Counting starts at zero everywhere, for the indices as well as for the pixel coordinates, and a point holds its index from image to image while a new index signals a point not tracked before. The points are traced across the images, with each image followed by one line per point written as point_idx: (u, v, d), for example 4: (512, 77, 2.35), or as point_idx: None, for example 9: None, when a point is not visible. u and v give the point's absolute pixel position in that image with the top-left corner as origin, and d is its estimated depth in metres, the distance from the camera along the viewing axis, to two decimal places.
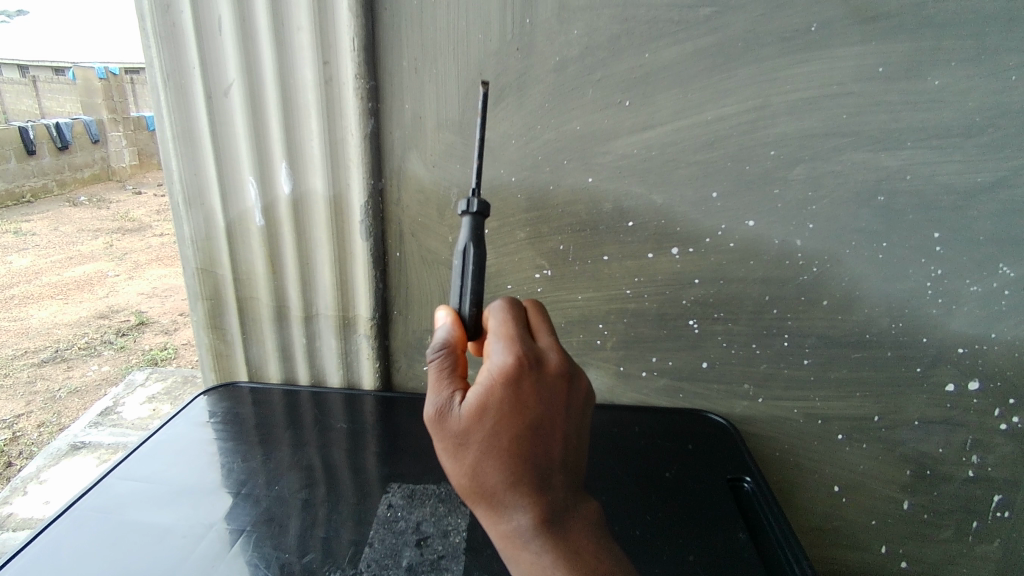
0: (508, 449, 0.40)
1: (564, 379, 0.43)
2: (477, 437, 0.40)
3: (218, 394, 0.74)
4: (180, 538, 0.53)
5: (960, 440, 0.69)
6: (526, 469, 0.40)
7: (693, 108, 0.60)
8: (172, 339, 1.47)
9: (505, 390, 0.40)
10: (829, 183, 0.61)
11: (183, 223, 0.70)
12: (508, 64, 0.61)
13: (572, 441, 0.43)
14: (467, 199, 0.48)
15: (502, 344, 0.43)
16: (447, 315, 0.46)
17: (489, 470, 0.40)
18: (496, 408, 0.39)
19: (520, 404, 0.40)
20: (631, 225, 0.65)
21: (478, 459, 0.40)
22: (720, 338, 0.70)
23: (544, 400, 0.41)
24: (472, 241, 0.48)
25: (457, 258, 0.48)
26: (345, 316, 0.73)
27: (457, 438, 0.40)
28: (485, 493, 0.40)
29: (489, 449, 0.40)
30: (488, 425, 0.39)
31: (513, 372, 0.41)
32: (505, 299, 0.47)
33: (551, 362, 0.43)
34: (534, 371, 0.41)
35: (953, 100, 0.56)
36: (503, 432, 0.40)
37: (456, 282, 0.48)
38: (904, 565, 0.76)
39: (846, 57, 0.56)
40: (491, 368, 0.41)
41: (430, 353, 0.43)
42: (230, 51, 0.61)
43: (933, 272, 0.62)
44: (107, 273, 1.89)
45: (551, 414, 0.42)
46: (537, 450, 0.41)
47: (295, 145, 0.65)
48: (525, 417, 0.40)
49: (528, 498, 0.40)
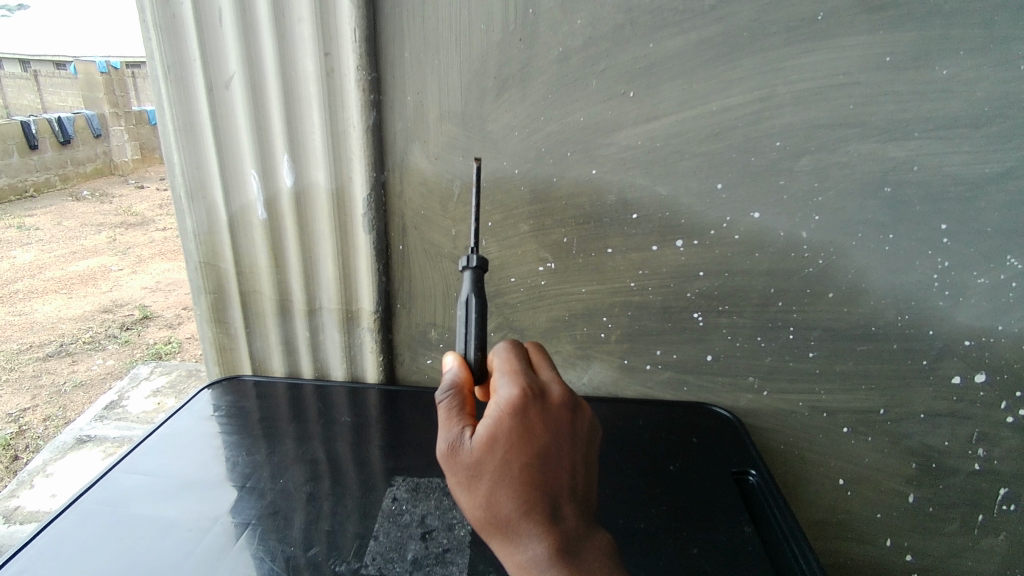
0: (520, 479, 0.40)
1: (568, 409, 0.44)
2: (489, 467, 0.39)
3: (222, 387, 0.74)
4: (185, 532, 0.53)
5: (966, 432, 0.68)
6: (538, 496, 0.40)
7: (698, 98, 0.59)
8: (176, 333, 1.49)
9: (513, 420, 0.41)
10: (835, 175, 0.60)
11: (185, 216, 0.69)
12: (511, 55, 0.60)
13: (580, 471, 0.43)
14: (467, 256, 0.52)
15: (507, 378, 0.44)
16: (455, 359, 0.47)
17: (503, 500, 0.39)
18: (505, 438, 0.40)
19: (528, 434, 0.41)
20: (635, 217, 0.65)
21: (491, 489, 0.40)
22: (725, 331, 0.69)
23: (551, 429, 0.42)
24: (475, 292, 0.50)
25: (460, 308, 0.50)
26: (349, 309, 0.73)
27: (470, 469, 0.40)
28: (499, 523, 0.40)
29: (501, 477, 0.40)
30: (499, 455, 0.40)
31: (520, 403, 0.41)
32: (508, 340, 0.48)
33: (555, 393, 0.44)
34: (540, 402, 0.42)
35: (961, 90, 0.56)
36: (514, 460, 0.40)
37: (461, 329, 0.49)
38: (909, 557, 0.75)
39: (853, 47, 0.55)
40: (498, 401, 0.42)
41: (438, 394, 0.43)
42: (231, 42, 0.61)
43: (940, 264, 0.62)
44: (111, 267, 1.90)
45: (559, 443, 0.42)
46: (548, 479, 0.41)
47: (297, 138, 0.65)
48: (534, 446, 0.41)
49: (542, 527, 0.40)
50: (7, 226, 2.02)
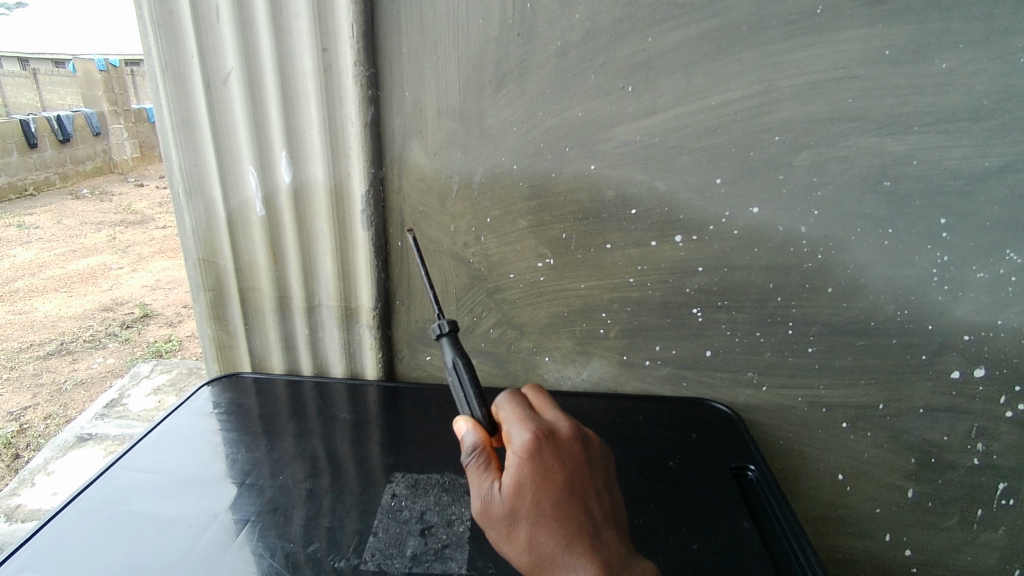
0: (554, 516, 0.42)
1: (578, 442, 0.47)
2: (524, 512, 0.42)
3: (222, 384, 0.74)
4: (186, 529, 0.53)
5: (966, 427, 0.68)
6: (574, 529, 0.43)
7: (697, 93, 0.59)
8: (175, 332, 1.52)
9: (534, 462, 0.44)
10: (834, 169, 0.60)
11: (184, 213, 0.69)
12: (509, 50, 0.60)
13: (602, 498, 0.47)
14: (438, 324, 0.55)
15: (516, 423, 0.46)
16: (466, 420, 0.48)
17: (544, 539, 0.42)
18: (531, 481, 0.42)
19: (550, 472, 0.44)
20: (634, 213, 0.65)
21: (530, 532, 0.42)
22: (725, 326, 0.69)
23: (568, 463, 0.45)
24: (458, 353, 0.53)
25: (451, 373, 0.52)
26: (347, 306, 0.73)
27: (508, 517, 0.42)
28: (545, 563, 0.42)
29: (537, 518, 0.42)
30: (530, 497, 0.42)
31: (536, 446, 0.44)
32: (508, 391, 0.51)
33: (562, 428, 0.47)
34: (552, 440, 0.46)
35: (961, 83, 0.55)
36: (544, 500, 0.43)
37: (459, 393, 0.52)
38: (908, 552, 0.76)
39: (852, 40, 0.55)
40: (514, 447, 0.45)
41: (463, 458, 0.45)
42: (228, 39, 0.61)
43: (939, 259, 0.62)
44: (110, 266, 1.96)
45: (578, 475, 0.45)
46: (578, 512, 0.44)
47: (295, 134, 0.64)
48: (559, 483, 0.43)
49: (584, 556, 0.42)
50: (6, 224, 2.02)
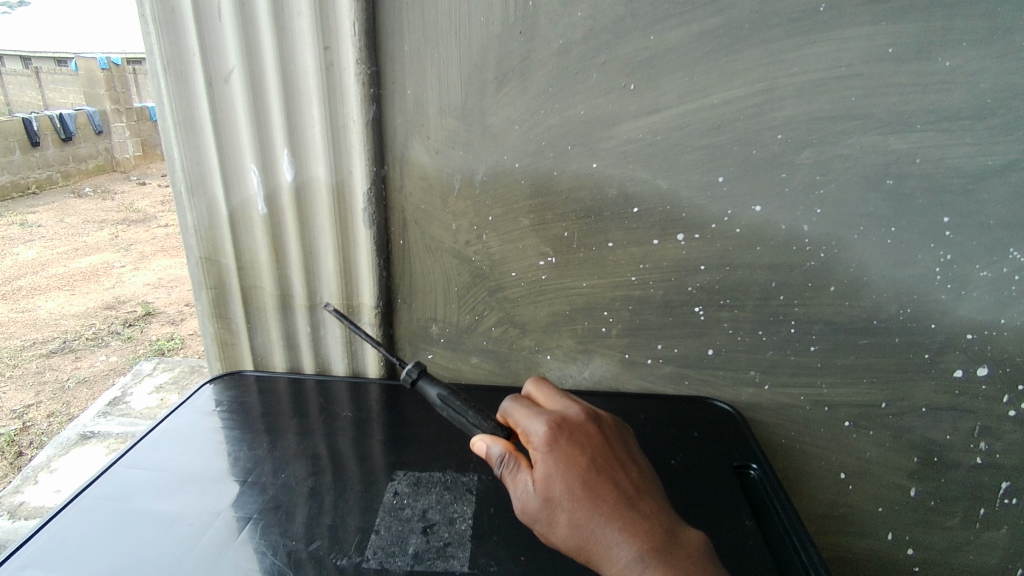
0: (586, 496, 0.44)
1: (592, 425, 0.49)
2: (559, 498, 0.43)
3: (223, 383, 0.74)
4: (188, 526, 0.53)
5: (968, 426, 0.68)
6: (610, 505, 0.44)
7: (699, 91, 0.59)
8: (177, 329, 1.56)
9: (556, 451, 0.45)
10: (837, 167, 0.60)
11: (186, 212, 0.69)
12: (511, 48, 0.60)
13: (631, 472, 0.48)
14: (407, 371, 0.58)
15: (528, 419, 0.48)
16: (481, 435, 0.48)
17: (584, 520, 0.43)
18: (557, 468, 0.44)
19: (571, 456, 0.45)
20: (636, 211, 0.65)
21: (569, 515, 0.43)
22: (726, 325, 0.69)
23: (587, 445, 0.47)
24: (438, 387, 0.57)
25: (441, 407, 0.56)
26: (349, 305, 0.73)
27: (545, 507, 0.44)
28: (590, 544, 0.43)
29: (572, 501, 0.43)
30: (560, 483, 0.44)
31: (554, 435, 0.46)
32: (509, 396, 0.51)
33: (572, 415, 0.49)
34: (566, 427, 0.47)
35: (964, 81, 0.55)
36: (575, 482, 0.44)
37: (459, 419, 0.55)
38: (910, 551, 0.76)
39: (855, 37, 0.55)
40: (534, 441, 0.47)
41: (496, 467, 0.47)
42: (230, 37, 0.61)
43: (942, 257, 0.61)
44: (113, 264, 2.05)
45: (601, 455, 0.47)
46: (609, 488, 0.45)
47: (296, 132, 0.64)
48: (584, 465, 0.45)
49: (624, 529, 0.43)
50: (20, 232, 2.25)
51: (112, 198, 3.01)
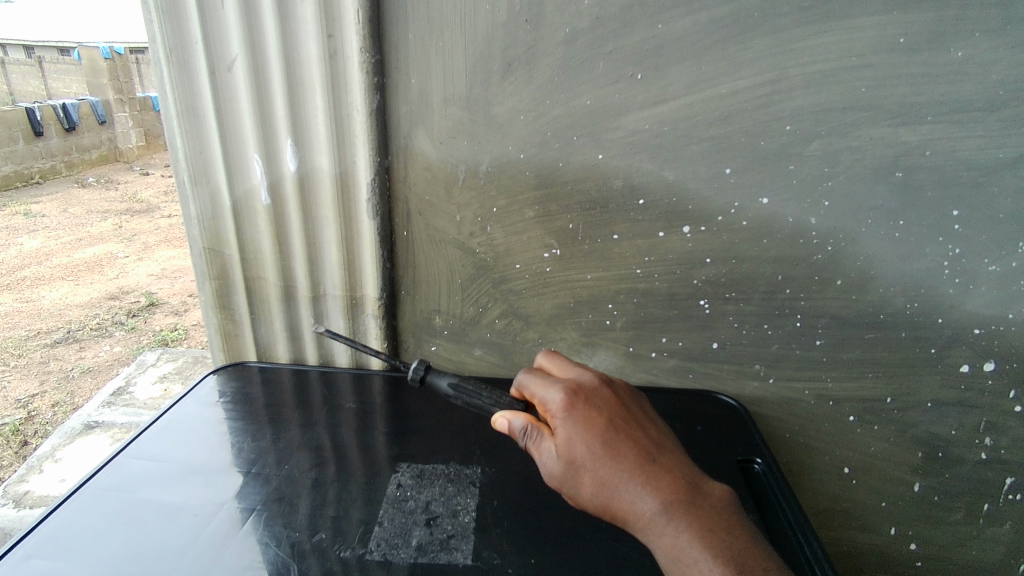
0: (609, 454, 0.43)
1: (607, 389, 0.49)
2: (582, 459, 0.43)
3: (227, 373, 0.74)
4: (192, 517, 0.53)
5: (974, 422, 0.67)
6: (632, 461, 0.44)
7: (707, 81, 0.58)
8: (180, 320, 1.57)
9: (574, 414, 0.45)
10: (845, 160, 0.59)
11: (189, 202, 0.69)
12: (516, 37, 0.59)
13: (651, 430, 0.48)
14: (412, 370, 0.58)
15: (544, 388, 0.48)
16: (501, 411, 0.47)
17: (608, 478, 0.43)
18: (577, 430, 0.44)
19: (590, 418, 0.45)
20: (642, 203, 0.64)
21: (594, 475, 0.43)
22: (732, 318, 0.69)
23: (604, 407, 0.47)
24: (444, 376, 0.57)
25: (455, 393, 0.56)
26: (353, 296, 0.73)
27: (568, 470, 0.44)
28: (616, 501, 0.43)
29: (594, 461, 0.43)
30: (581, 444, 0.44)
31: (570, 400, 0.46)
32: (523, 369, 0.51)
33: (587, 381, 0.49)
34: (582, 392, 0.47)
35: (977, 72, 0.54)
36: (596, 443, 0.44)
37: (478, 403, 0.54)
38: (913, 546, 0.75)
39: (865, 28, 0.54)
40: (552, 408, 0.46)
41: (519, 438, 0.46)
42: (234, 25, 0.60)
43: (950, 252, 0.61)
44: (116, 254, 2.07)
45: (619, 415, 0.47)
46: (630, 446, 0.45)
47: (300, 121, 0.64)
48: (603, 424, 0.45)
49: (647, 483, 0.43)
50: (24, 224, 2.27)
51: (115, 189, 3.02)
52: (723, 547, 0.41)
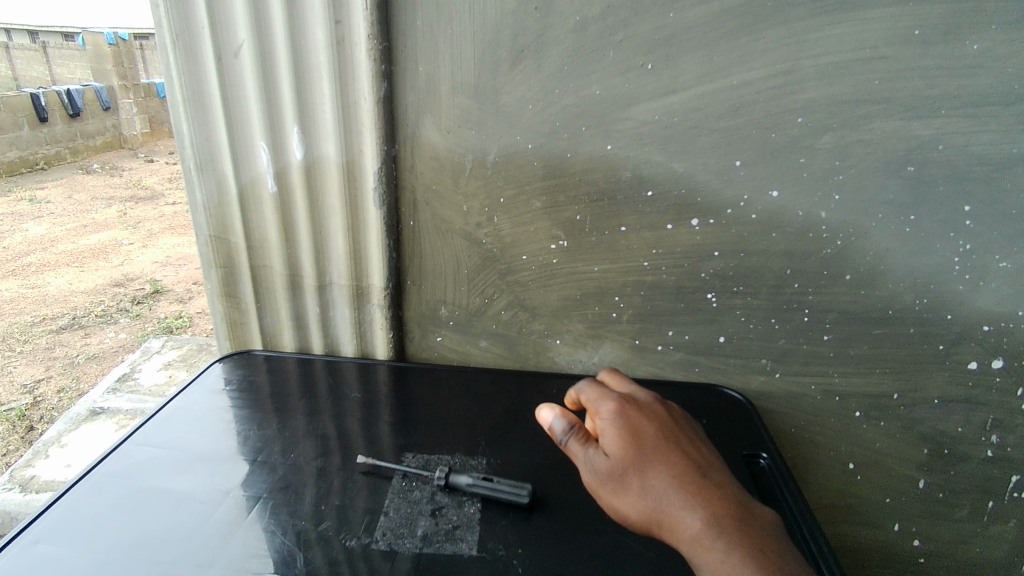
0: (657, 462, 0.44)
1: (661, 406, 0.50)
2: (629, 464, 0.44)
3: (232, 362, 0.74)
4: (198, 504, 0.53)
5: (980, 419, 0.67)
6: (680, 473, 0.44)
7: (718, 72, 0.57)
8: (185, 307, 1.58)
9: (624, 420, 0.47)
10: (857, 154, 0.59)
11: (195, 189, 0.69)
12: (526, 24, 0.58)
13: (702, 449, 0.47)
14: None
15: (597, 397, 0.50)
16: (544, 408, 0.49)
17: (655, 485, 0.43)
18: (626, 434, 0.45)
19: (641, 426, 0.46)
20: (650, 195, 0.64)
21: (640, 482, 0.43)
22: (739, 313, 0.68)
23: (655, 420, 0.48)
24: None
25: None
26: (358, 286, 0.73)
27: (614, 474, 0.44)
28: (661, 511, 0.42)
29: (642, 467, 0.44)
30: (629, 449, 0.44)
31: (622, 409, 0.48)
32: (581, 379, 0.53)
33: (642, 397, 0.51)
34: (635, 404, 0.49)
35: (994, 65, 0.53)
36: (645, 450, 0.44)
37: None
38: (916, 542, 0.75)
39: (880, 19, 0.53)
40: (604, 414, 0.48)
41: (560, 438, 0.47)
42: (241, 10, 0.59)
43: (961, 247, 0.60)
44: (121, 241, 2.07)
45: (670, 429, 0.47)
46: (679, 458, 0.45)
47: (307, 108, 0.63)
48: (652, 435, 0.46)
49: (694, 496, 0.42)
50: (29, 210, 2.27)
51: (119, 176, 3.02)
52: (772, 567, 0.39)
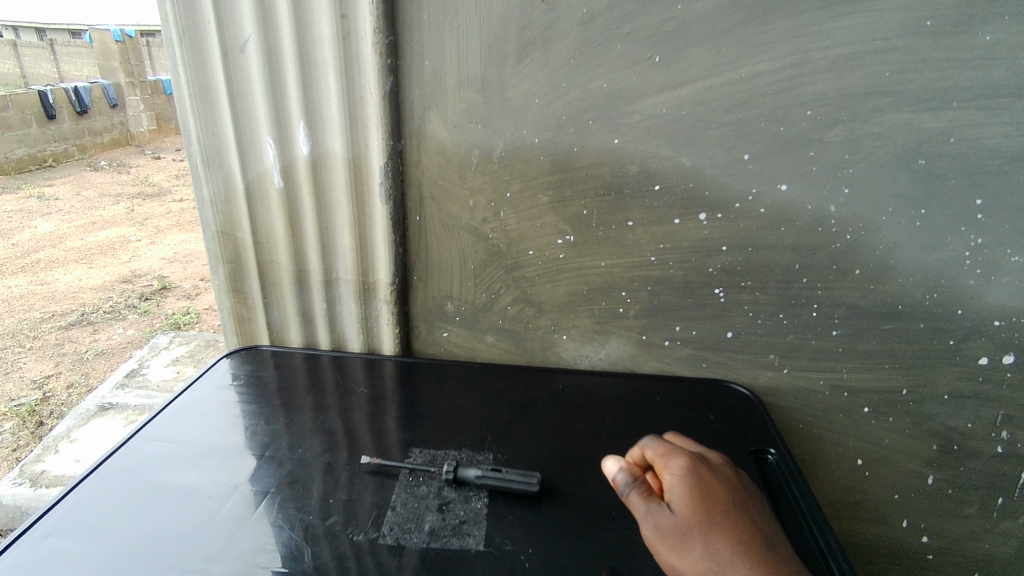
0: (725, 528, 0.44)
1: (729, 469, 0.51)
2: (695, 524, 0.44)
3: (240, 357, 0.75)
4: (206, 499, 0.54)
5: (991, 415, 0.66)
6: (746, 541, 0.44)
7: (726, 64, 0.57)
8: (192, 303, 1.59)
9: (694, 478, 0.47)
10: (867, 147, 0.58)
11: (202, 184, 0.69)
12: (532, 17, 0.58)
13: (768, 521, 0.47)
14: None
15: (665, 451, 0.50)
16: (612, 459, 0.49)
17: (721, 549, 0.43)
18: (695, 493, 0.46)
19: (710, 487, 0.47)
20: (658, 189, 0.63)
21: (706, 544, 0.43)
22: (746, 308, 0.68)
23: (725, 483, 0.48)
24: None
25: None
26: (364, 281, 0.73)
27: (679, 531, 0.44)
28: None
29: (709, 530, 0.44)
30: (696, 509, 0.45)
31: (692, 466, 0.48)
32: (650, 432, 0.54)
33: (711, 457, 0.51)
34: (705, 464, 0.49)
35: (1009, 55, 0.52)
36: (712, 513, 0.45)
37: None
38: (925, 539, 0.75)
39: (891, 9, 0.53)
40: (673, 470, 0.48)
41: (624, 489, 0.47)
42: (246, 5, 0.59)
43: (972, 241, 0.59)
44: (129, 238, 2.09)
45: (738, 494, 0.48)
46: (745, 527, 0.45)
47: (312, 103, 0.63)
48: (721, 498, 0.46)
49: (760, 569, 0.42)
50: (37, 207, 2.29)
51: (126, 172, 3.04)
52: None
